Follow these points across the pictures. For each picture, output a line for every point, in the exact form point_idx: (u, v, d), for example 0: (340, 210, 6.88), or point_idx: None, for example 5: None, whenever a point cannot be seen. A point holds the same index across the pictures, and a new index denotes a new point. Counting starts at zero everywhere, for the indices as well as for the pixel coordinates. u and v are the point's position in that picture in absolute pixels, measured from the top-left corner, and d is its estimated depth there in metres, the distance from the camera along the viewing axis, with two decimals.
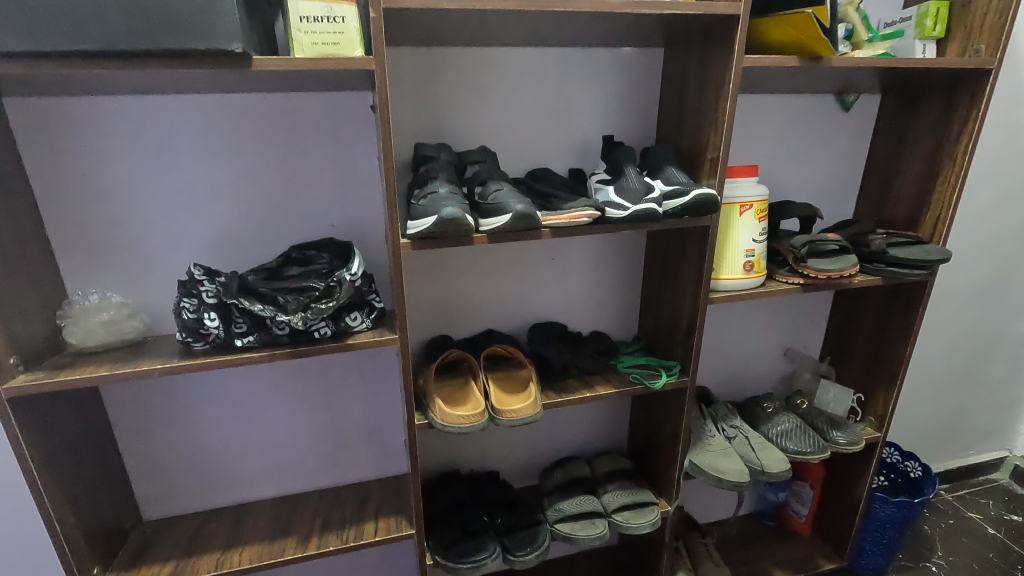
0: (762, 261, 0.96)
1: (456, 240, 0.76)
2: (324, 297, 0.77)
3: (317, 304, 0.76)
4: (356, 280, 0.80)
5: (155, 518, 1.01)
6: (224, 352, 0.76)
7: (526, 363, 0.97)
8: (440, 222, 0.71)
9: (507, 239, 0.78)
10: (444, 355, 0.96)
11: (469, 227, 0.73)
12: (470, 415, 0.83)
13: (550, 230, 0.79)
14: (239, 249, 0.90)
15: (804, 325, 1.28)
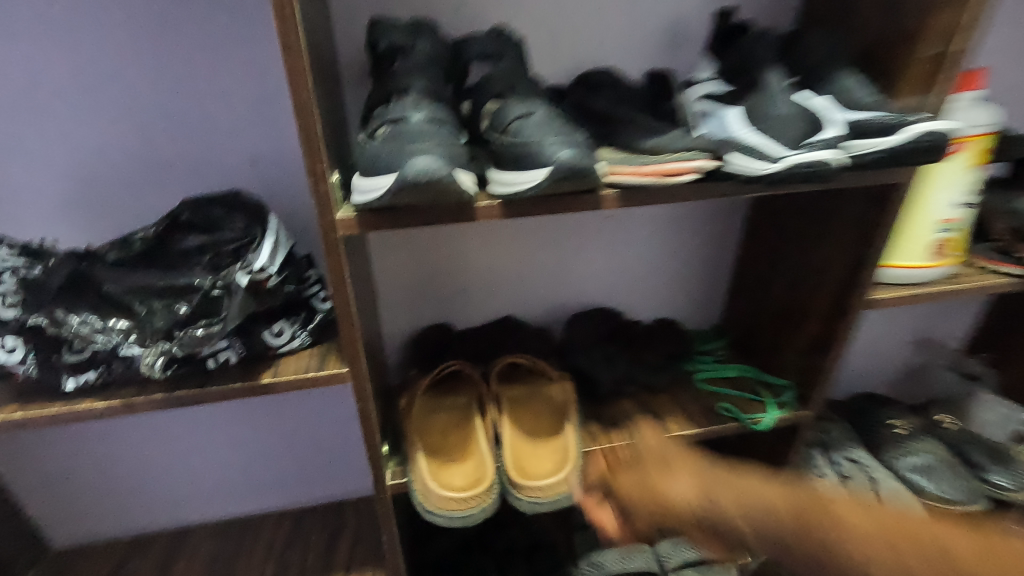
0: (963, 238, 0.57)
1: (440, 213, 0.40)
2: (203, 317, 0.43)
3: (185, 330, 0.42)
4: (263, 282, 0.44)
5: (65, 545, 0.78)
6: (46, 400, 0.44)
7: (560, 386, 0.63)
8: (401, 187, 0.35)
9: (535, 212, 0.42)
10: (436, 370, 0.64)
11: (464, 196, 0.37)
12: (470, 497, 0.51)
13: (617, 194, 0.42)
14: (102, 202, 0.55)
15: (956, 308, 0.90)
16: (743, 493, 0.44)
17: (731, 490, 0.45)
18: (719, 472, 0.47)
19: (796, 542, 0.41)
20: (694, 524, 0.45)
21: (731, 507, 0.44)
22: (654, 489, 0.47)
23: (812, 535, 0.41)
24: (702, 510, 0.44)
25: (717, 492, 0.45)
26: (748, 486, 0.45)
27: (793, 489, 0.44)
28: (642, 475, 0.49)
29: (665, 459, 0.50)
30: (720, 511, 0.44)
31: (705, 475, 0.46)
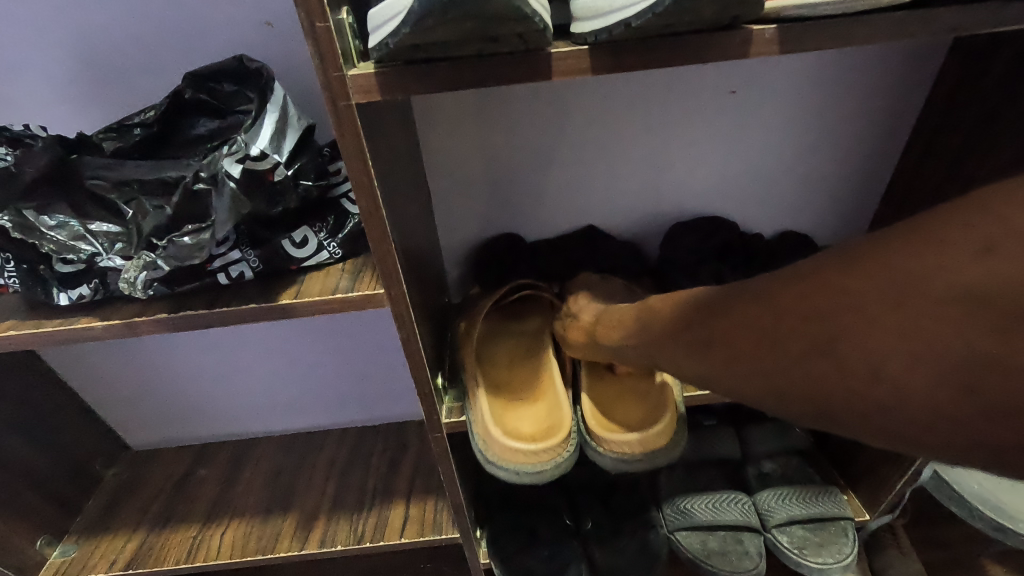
0: None
1: (497, 66, 0.27)
2: (191, 220, 0.33)
3: (170, 240, 0.32)
4: (262, 175, 0.33)
5: (142, 447, 0.79)
6: (41, 318, 0.37)
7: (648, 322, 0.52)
8: (431, 11, 0.22)
9: (643, 64, 0.27)
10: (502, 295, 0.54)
11: (530, 29, 0.23)
12: (542, 452, 0.41)
13: (772, 30, 0.27)
14: (101, 81, 0.46)
15: None
16: (618, 317, 0.42)
17: (614, 318, 0.43)
18: (618, 306, 0.44)
19: (670, 331, 0.36)
20: (588, 338, 0.46)
21: (614, 329, 0.42)
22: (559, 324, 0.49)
23: (669, 326, 0.36)
24: (587, 328, 0.46)
25: (615, 314, 0.43)
26: (627, 311, 0.42)
27: (644, 302, 0.40)
28: (560, 315, 0.50)
29: (578, 297, 0.49)
30: (605, 336, 0.43)
31: (605, 309, 0.46)
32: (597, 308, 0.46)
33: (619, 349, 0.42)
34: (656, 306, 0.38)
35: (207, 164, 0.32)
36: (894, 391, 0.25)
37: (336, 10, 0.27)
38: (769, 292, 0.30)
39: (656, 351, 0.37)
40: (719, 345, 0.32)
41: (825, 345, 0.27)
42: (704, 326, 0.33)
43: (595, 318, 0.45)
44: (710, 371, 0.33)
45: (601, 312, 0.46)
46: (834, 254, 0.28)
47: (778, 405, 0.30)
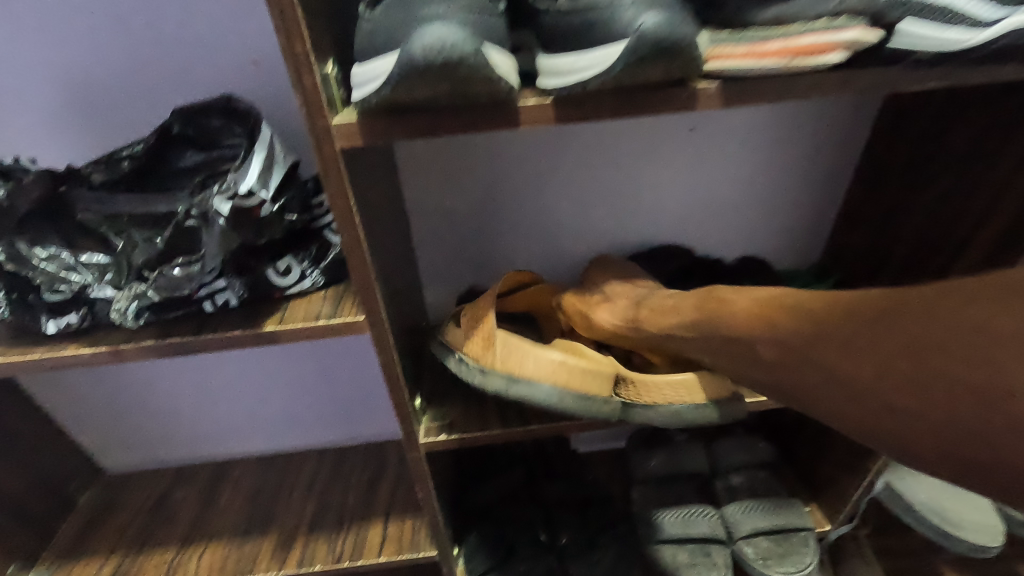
0: None
1: (470, 118, 0.30)
2: (183, 250, 0.35)
3: (162, 272, 0.34)
4: (254, 210, 0.35)
5: (118, 470, 0.79)
6: (29, 345, 0.39)
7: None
8: (408, 77, 0.24)
9: (602, 115, 0.30)
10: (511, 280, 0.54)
11: (499, 89, 0.26)
12: (584, 367, 0.41)
13: (716, 87, 0.30)
14: (89, 114, 0.48)
15: None
16: (664, 309, 0.43)
17: (664, 309, 0.44)
18: (655, 297, 0.46)
19: (738, 333, 0.37)
20: (618, 329, 0.46)
21: (662, 321, 0.43)
22: (577, 312, 0.49)
23: (738, 322, 0.37)
24: (615, 320, 0.46)
25: (657, 306, 0.44)
26: (681, 302, 0.43)
27: (708, 292, 0.42)
28: (576, 300, 0.50)
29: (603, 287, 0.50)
30: (645, 325, 0.44)
31: (642, 298, 0.47)
32: (631, 298, 0.48)
33: (665, 339, 0.43)
34: (722, 297, 0.40)
35: (201, 199, 0.34)
36: (966, 455, 0.26)
37: (323, 63, 0.30)
38: (883, 311, 0.29)
39: (721, 347, 0.38)
40: (791, 348, 0.34)
41: (966, 388, 0.26)
42: (774, 329, 0.35)
43: (632, 308, 0.46)
44: (772, 370, 0.35)
45: (637, 303, 0.47)
46: (970, 284, 0.27)
47: (889, 441, 0.29)
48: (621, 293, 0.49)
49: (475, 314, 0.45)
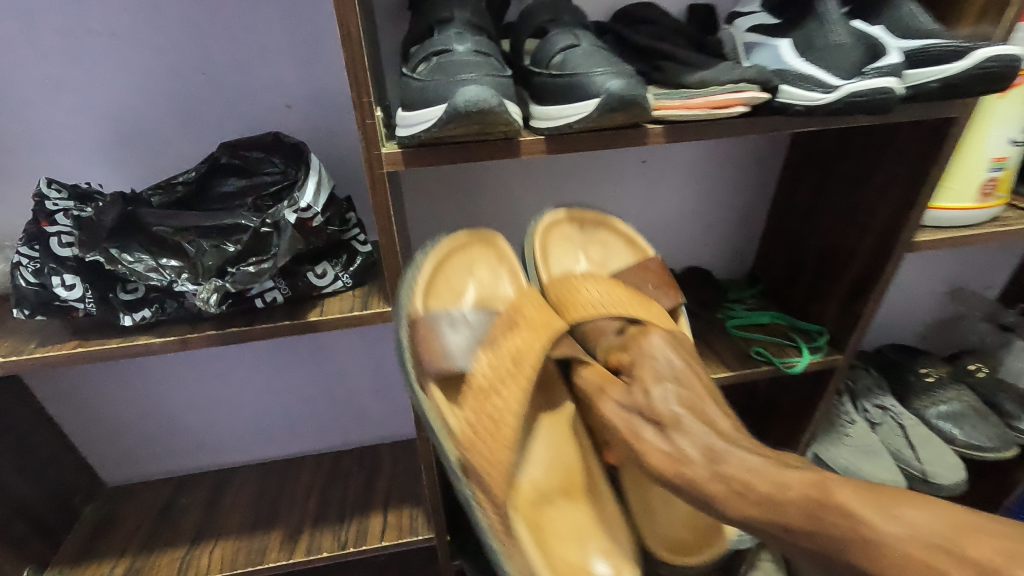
0: (1011, 179, 0.56)
1: (485, 150, 0.40)
2: (254, 252, 0.44)
3: (237, 267, 0.43)
4: (311, 219, 0.45)
5: (119, 483, 0.83)
6: (106, 337, 0.46)
7: (656, 284, 0.55)
8: (449, 119, 0.35)
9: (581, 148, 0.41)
10: (509, 353, 0.43)
11: (511, 128, 0.37)
12: None
13: (663, 127, 0.41)
14: (139, 147, 0.56)
15: (992, 258, 0.89)
16: (771, 487, 0.35)
17: (763, 501, 0.35)
18: (736, 464, 0.37)
19: (871, 570, 0.31)
20: (674, 462, 0.39)
21: (766, 516, 0.35)
22: (624, 423, 0.43)
23: (882, 557, 0.31)
24: (679, 468, 0.39)
25: (753, 487, 0.36)
26: (791, 478, 0.35)
27: (812, 478, 0.35)
28: (624, 417, 0.43)
29: (666, 407, 0.42)
30: (724, 500, 0.37)
31: (717, 429, 0.40)
32: (704, 446, 0.39)
33: (761, 534, 0.36)
34: (856, 510, 0.32)
35: (271, 211, 0.44)
36: None
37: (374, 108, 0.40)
38: None
39: (834, 566, 0.33)
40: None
41: None
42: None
43: (700, 448, 0.39)
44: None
45: (707, 440, 0.39)
46: None
47: None
48: (683, 435, 0.40)
49: (495, 491, 0.40)
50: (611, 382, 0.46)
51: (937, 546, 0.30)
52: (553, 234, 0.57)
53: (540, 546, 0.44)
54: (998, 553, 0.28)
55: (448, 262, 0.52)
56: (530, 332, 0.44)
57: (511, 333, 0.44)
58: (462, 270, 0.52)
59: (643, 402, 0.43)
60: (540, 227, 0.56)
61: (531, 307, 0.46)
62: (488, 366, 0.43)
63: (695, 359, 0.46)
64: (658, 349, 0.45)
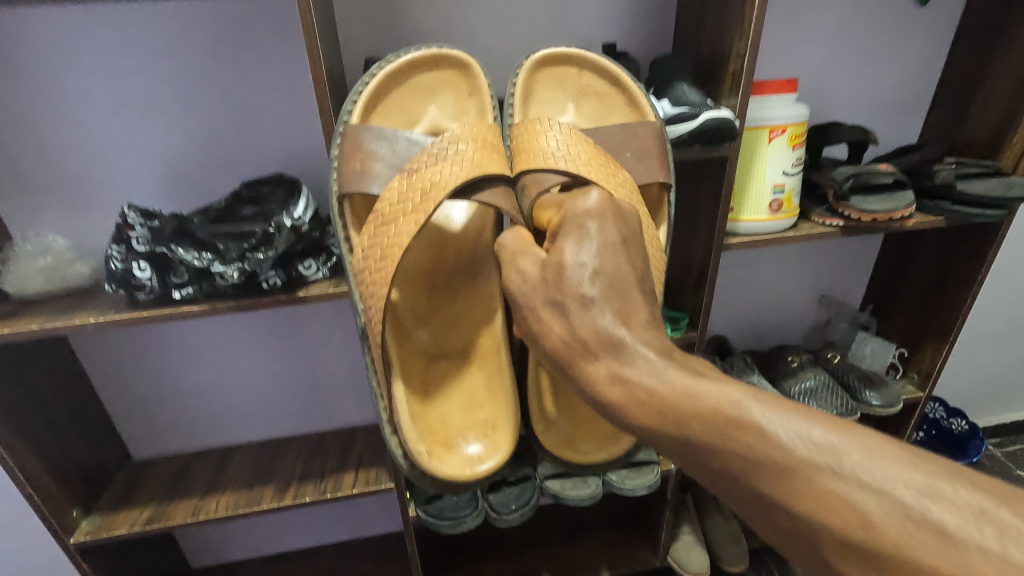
0: (795, 198, 0.79)
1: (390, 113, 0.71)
2: (263, 245, 0.68)
3: (252, 254, 0.67)
4: (300, 225, 0.69)
5: (144, 457, 1.02)
6: (162, 307, 0.69)
7: (636, 151, 0.68)
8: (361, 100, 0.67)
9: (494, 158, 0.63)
10: (420, 186, 0.61)
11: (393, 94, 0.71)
12: (445, 456, 0.66)
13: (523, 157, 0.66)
14: (186, 186, 0.81)
15: (846, 270, 1.11)
16: (682, 399, 0.39)
17: (658, 406, 0.39)
18: (642, 371, 0.41)
19: (779, 497, 0.35)
20: (565, 343, 0.45)
21: (664, 420, 0.39)
22: (535, 300, 0.47)
23: (797, 490, 0.35)
24: (579, 361, 0.43)
25: (657, 395, 0.40)
26: (702, 390, 0.39)
27: (727, 395, 0.38)
28: (529, 292, 0.48)
29: (577, 288, 0.45)
30: (616, 403, 0.41)
31: (629, 325, 0.43)
32: (600, 330, 0.43)
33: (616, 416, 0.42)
34: (773, 435, 0.36)
35: (274, 219, 0.69)
36: None
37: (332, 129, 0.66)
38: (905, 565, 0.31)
39: (726, 480, 0.38)
40: (876, 560, 0.32)
41: None
42: (870, 530, 0.32)
43: (594, 332, 0.43)
44: (829, 564, 0.34)
45: (609, 327, 0.43)
46: None
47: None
48: (588, 318, 0.44)
49: (379, 354, 0.64)
50: (526, 250, 0.51)
51: (854, 478, 0.33)
52: (538, 85, 0.73)
53: (420, 407, 0.70)
54: (906, 487, 0.32)
55: (425, 87, 0.72)
56: (456, 164, 0.61)
57: (430, 167, 0.62)
58: (428, 91, 0.72)
59: (554, 279, 0.46)
60: (524, 70, 0.71)
61: (470, 145, 0.62)
62: (398, 187, 0.62)
63: (630, 242, 0.48)
64: (586, 220, 0.48)
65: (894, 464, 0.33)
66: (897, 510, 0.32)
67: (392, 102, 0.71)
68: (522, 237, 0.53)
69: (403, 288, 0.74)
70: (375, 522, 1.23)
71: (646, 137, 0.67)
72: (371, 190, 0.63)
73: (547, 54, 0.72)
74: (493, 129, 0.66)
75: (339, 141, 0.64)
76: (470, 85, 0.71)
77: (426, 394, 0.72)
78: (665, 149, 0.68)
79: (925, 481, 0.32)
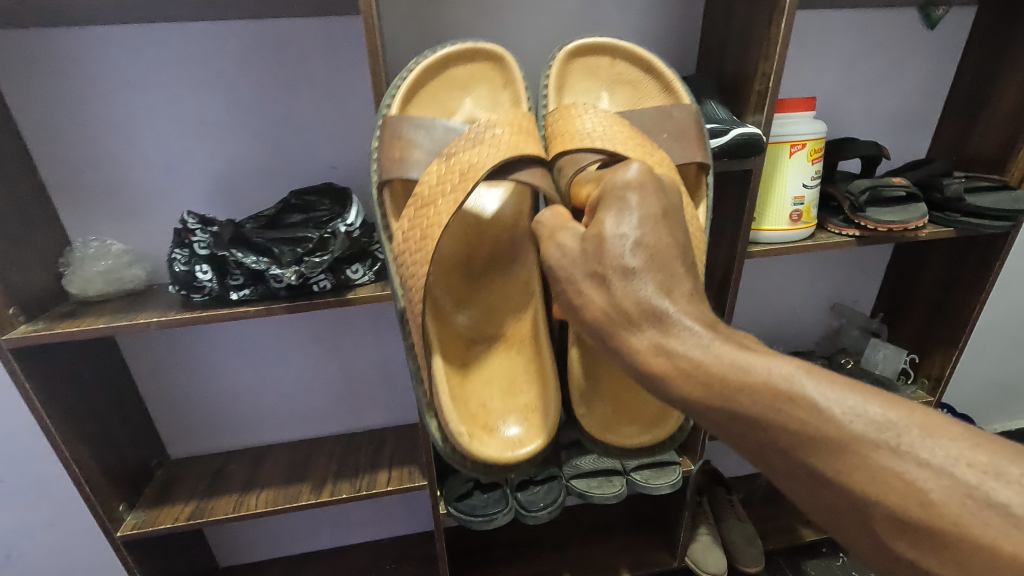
0: (813, 209, 0.84)
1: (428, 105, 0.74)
2: (318, 249, 0.73)
3: (309, 258, 0.72)
4: (352, 231, 0.75)
5: (181, 455, 1.05)
6: (220, 307, 0.72)
7: (672, 132, 0.70)
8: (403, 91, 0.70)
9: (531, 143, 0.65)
10: (459, 167, 0.63)
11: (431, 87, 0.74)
12: (486, 438, 0.68)
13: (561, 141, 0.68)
14: (235, 194, 0.85)
15: (857, 278, 1.16)
16: (731, 372, 0.39)
17: (701, 379, 0.40)
18: (687, 344, 0.41)
19: (829, 472, 0.36)
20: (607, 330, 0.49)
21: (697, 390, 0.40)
22: (576, 275, 0.47)
23: (850, 465, 0.35)
24: (620, 331, 0.44)
25: (702, 366, 0.40)
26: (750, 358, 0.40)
27: (778, 369, 0.38)
28: (569, 265, 0.48)
29: (619, 259, 0.45)
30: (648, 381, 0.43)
31: (673, 295, 0.43)
32: (643, 301, 0.43)
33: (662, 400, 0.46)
34: (827, 410, 0.36)
35: (329, 225, 0.74)
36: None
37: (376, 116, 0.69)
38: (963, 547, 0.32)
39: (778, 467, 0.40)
40: (935, 546, 0.33)
41: None
42: (928, 509, 0.32)
43: (636, 303, 0.43)
44: (886, 553, 0.35)
45: (651, 299, 0.43)
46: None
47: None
48: (630, 288, 0.44)
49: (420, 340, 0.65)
50: (564, 226, 0.51)
51: (912, 456, 0.33)
52: (570, 74, 0.77)
53: (460, 391, 0.72)
54: (969, 467, 0.32)
55: (460, 81, 0.75)
56: (492, 144, 0.62)
57: (468, 150, 0.63)
58: (463, 84, 0.75)
59: (595, 251, 0.46)
60: (558, 62, 0.75)
61: (506, 129, 0.64)
62: (436, 174, 0.63)
63: (671, 214, 0.48)
64: (626, 192, 0.48)
65: (954, 442, 0.33)
66: (960, 490, 0.32)
67: (428, 96, 0.74)
68: (560, 215, 0.53)
69: (441, 273, 0.77)
70: (398, 523, 1.26)
71: (681, 119, 0.70)
72: (411, 175, 0.66)
73: (579, 45, 0.75)
74: (528, 116, 0.68)
75: (378, 135, 0.67)
76: (505, 76, 0.74)
77: (465, 378, 0.74)
78: (699, 132, 0.70)
79: (989, 461, 0.32)
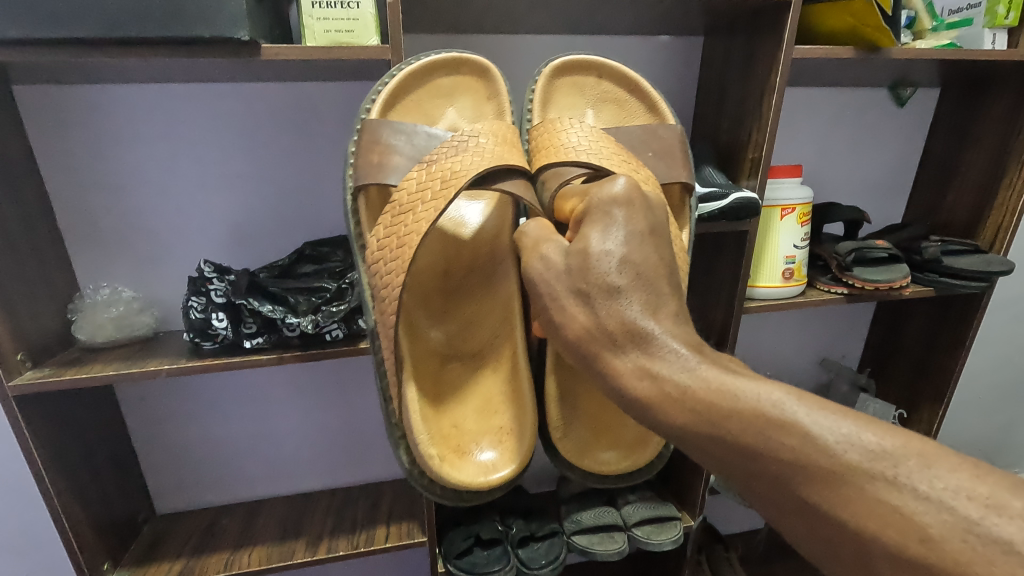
0: (803, 268, 0.89)
1: (417, 109, 0.75)
2: (336, 299, 0.75)
3: (327, 307, 0.74)
4: None
5: (169, 511, 1.01)
6: (231, 355, 0.72)
7: (655, 151, 0.74)
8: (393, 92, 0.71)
9: (516, 156, 0.66)
10: (441, 175, 0.64)
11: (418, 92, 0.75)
12: (457, 460, 0.68)
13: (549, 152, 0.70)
14: (248, 243, 0.87)
15: (843, 334, 1.21)
16: (718, 397, 0.39)
17: (694, 408, 0.39)
18: (673, 367, 0.41)
19: (824, 504, 0.35)
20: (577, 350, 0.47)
21: (692, 421, 0.39)
22: (557, 290, 0.47)
23: (845, 497, 0.34)
24: (605, 353, 0.44)
25: (690, 392, 0.40)
26: (739, 386, 0.39)
27: (768, 396, 0.38)
28: (552, 279, 0.48)
29: (605, 278, 0.45)
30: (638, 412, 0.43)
31: (659, 318, 0.44)
32: (628, 321, 0.43)
33: None
34: (819, 438, 0.35)
35: (347, 276, 0.77)
36: None
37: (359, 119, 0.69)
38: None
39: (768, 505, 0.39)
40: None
41: None
42: (928, 544, 0.31)
43: (622, 325, 0.44)
44: None
45: (637, 319, 0.43)
46: None
47: None
48: (615, 308, 0.44)
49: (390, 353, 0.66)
50: (548, 238, 0.52)
51: (911, 489, 0.32)
52: (557, 91, 0.80)
53: (433, 411, 0.72)
54: (970, 500, 0.31)
55: (445, 90, 0.76)
56: (477, 155, 0.64)
57: (451, 158, 0.65)
58: (450, 92, 0.77)
59: (580, 268, 0.46)
60: (546, 78, 0.78)
61: (491, 139, 0.66)
62: (415, 183, 0.64)
63: (656, 232, 0.49)
64: (612, 208, 0.49)
65: (954, 474, 0.32)
66: (960, 524, 0.30)
67: (412, 103, 0.75)
68: (544, 226, 0.54)
69: (418, 287, 0.78)
70: None
71: (667, 139, 0.75)
72: (390, 180, 0.67)
73: (569, 62, 0.78)
74: (512, 129, 0.70)
75: (357, 138, 0.69)
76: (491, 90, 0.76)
77: (438, 398, 0.74)
78: (683, 151, 0.74)
79: (990, 494, 0.30)
